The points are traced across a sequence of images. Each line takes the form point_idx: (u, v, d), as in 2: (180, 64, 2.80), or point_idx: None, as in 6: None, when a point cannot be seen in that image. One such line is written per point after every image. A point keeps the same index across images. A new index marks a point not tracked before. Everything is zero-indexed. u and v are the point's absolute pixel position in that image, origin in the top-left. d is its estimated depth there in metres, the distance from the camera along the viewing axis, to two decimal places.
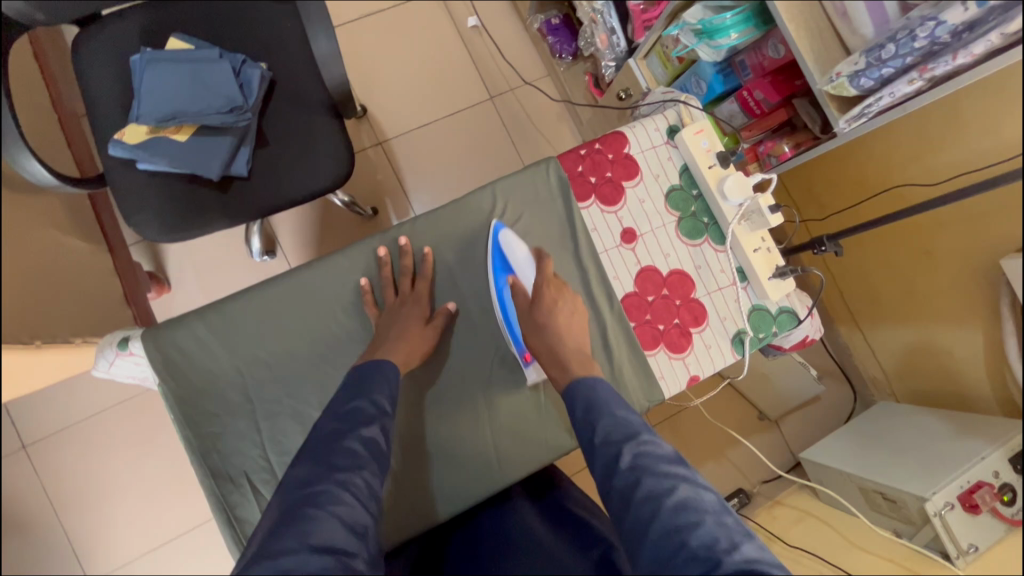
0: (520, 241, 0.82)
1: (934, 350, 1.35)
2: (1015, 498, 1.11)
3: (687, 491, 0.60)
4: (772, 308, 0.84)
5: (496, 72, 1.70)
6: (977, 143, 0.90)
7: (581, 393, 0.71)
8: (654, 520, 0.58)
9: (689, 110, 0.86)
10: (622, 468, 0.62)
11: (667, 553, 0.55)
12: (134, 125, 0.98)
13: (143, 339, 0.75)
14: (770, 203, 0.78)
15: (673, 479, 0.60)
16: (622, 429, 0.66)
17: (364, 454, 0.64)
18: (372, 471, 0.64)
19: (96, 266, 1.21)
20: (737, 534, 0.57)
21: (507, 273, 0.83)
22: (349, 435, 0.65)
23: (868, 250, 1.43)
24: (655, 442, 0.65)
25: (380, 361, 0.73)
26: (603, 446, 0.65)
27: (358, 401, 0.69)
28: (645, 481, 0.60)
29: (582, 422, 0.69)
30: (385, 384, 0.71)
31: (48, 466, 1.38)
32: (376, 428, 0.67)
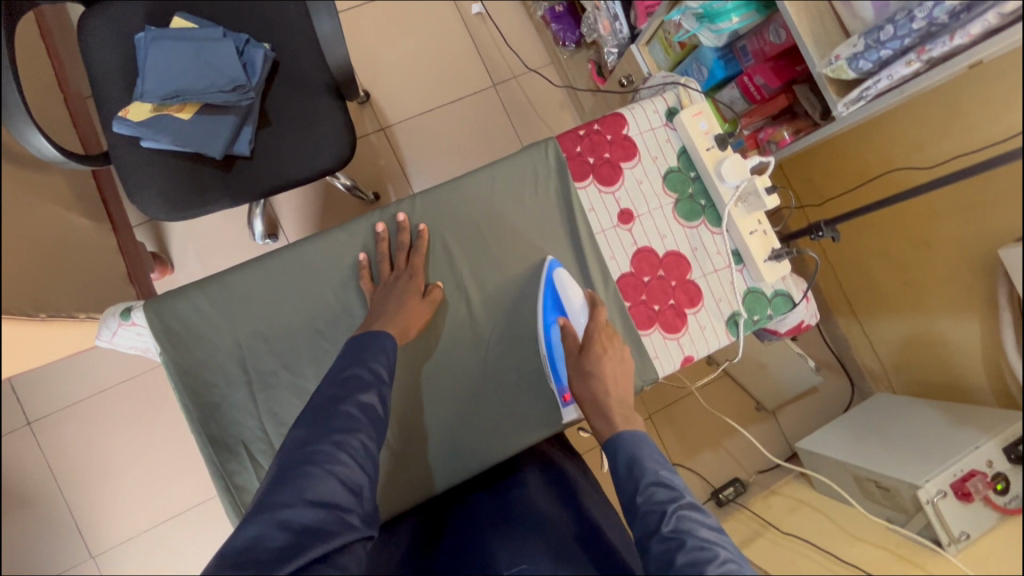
0: (575, 284, 0.81)
1: (932, 340, 1.37)
2: (1008, 487, 1.11)
3: (729, 556, 0.57)
4: (768, 291, 0.85)
5: (500, 59, 1.70)
6: (978, 129, 0.90)
7: (622, 450, 0.69)
8: None
9: (688, 92, 0.87)
10: (663, 531, 0.60)
11: None
12: (138, 103, 0.99)
13: (145, 309, 0.76)
14: (767, 185, 0.79)
15: (713, 547, 0.58)
16: (665, 490, 0.64)
17: (360, 418, 0.66)
18: (370, 434, 0.66)
19: (100, 245, 1.22)
20: None
21: (558, 313, 0.83)
22: (348, 399, 0.67)
23: (867, 240, 1.45)
24: (698, 510, 0.63)
25: (376, 332, 0.74)
26: (647, 507, 0.63)
27: (356, 368, 0.70)
28: (688, 547, 0.58)
29: (625, 479, 0.67)
30: (383, 354, 0.72)
31: (52, 443, 1.40)
32: (372, 394, 0.69)
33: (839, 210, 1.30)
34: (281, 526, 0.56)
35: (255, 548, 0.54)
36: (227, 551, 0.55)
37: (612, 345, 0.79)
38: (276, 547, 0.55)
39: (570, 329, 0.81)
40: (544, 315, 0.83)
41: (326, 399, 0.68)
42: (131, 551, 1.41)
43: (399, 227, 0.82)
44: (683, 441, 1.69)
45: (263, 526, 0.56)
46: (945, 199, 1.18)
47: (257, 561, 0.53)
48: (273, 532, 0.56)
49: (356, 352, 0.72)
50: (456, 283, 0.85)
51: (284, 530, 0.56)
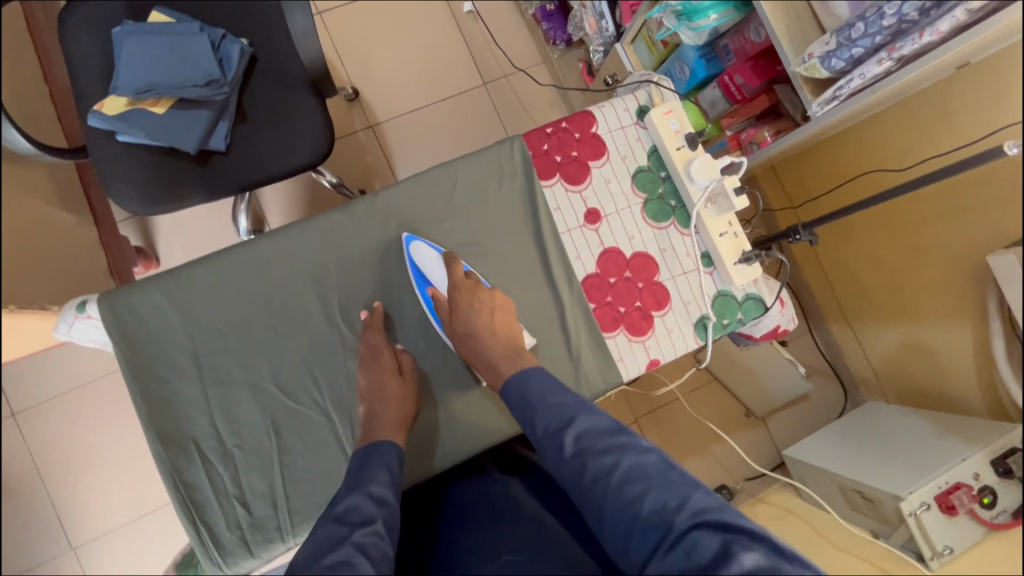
0: (429, 249, 0.80)
1: (923, 349, 1.35)
2: (996, 501, 1.08)
3: (628, 458, 0.62)
4: (738, 295, 0.83)
5: (491, 58, 1.69)
6: (965, 129, 0.89)
7: (513, 399, 0.72)
8: (607, 498, 0.60)
9: (660, 90, 0.86)
10: (568, 457, 0.64)
11: (625, 525, 0.58)
12: (113, 97, 0.99)
13: (100, 302, 0.75)
14: (736, 186, 0.78)
15: (613, 454, 0.62)
16: (559, 420, 0.67)
17: (362, 554, 0.58)
18: (371, 572, 0.56)
19: (82, 238, 1.23)
20: (685, 486, 0.59)
21: (427, 285, 0.80)
22: (344, 537, 0.59)
23: (859, 244, 1.42)
24: (593, 420, 0.67)
25: (377, 446, 0.72)
26: (546, 441, 0.67)
27: (354, 498, 0.65)
28: (589, 465, 0.62)
29: (524, 421, 0.70)
30: (384, 473, 0.68)
31: (35, 435, 1.41)
32: (374, 521, 0.62)
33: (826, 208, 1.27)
34: None
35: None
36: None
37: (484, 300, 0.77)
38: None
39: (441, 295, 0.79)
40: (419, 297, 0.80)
41: (323, 539, 0.60)
42: (111, 543, 1.41)
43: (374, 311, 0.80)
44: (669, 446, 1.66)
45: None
46: (938, 203, 1.16)
47: None
48: None
49: (355, 479, 0.68)
50: None
51: None
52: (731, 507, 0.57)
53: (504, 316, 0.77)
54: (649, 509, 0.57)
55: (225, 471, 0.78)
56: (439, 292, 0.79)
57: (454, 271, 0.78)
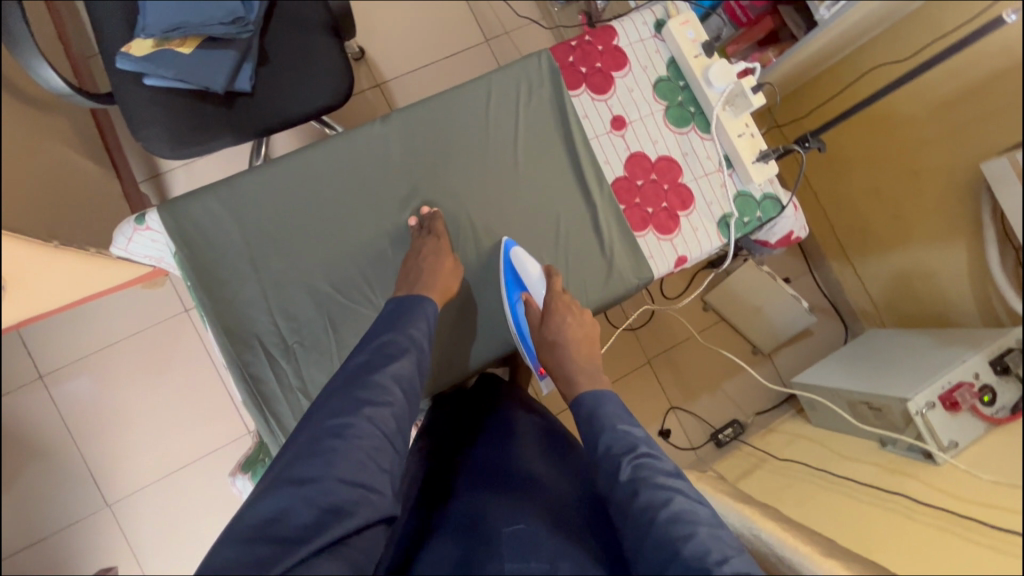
0: (532, 258, 0.86)
1: (923, 274, 1.41)
2: (995, 398, 1.13)
3: (682, 502, 0.63)
4: (757, 195, 0.91)
5: (491, 15, 1.70)
6: (963, 21, 0.97)
7: (583, 410, 0.76)
8: (651, 528, 0.60)
9: (675, 4, 0.93)
10: (622, 480, 0.66)
11: (661, 561, 0.58)
12: (140, 38, 1.01)
13: (160, 212, 0.79)
14: (753, 86, 0.84)
15: (668, 490, 0.64)
16: (623, 442, 0.70)
17: (395, 391, 0.69)
18: (400, 408, 0.69)
19: (107, 192, 1.25)
20: (728, 548, 0.59)
21: (519, 289, 0.87)
22: (381, 370, 0.70)
23: (855, 180, 1.49)
24: (653, 455, 0.69)
25: (419, 298, 0.78)
26: (605, 459, 0.69)
27: (394, 334, 0.74)
28: (642, 493, 0.64)
29: (588, 437, 0.74)
30: (421, 320, 0.76)
31: (64, 395, 1.43)
32: (406, 360, 0.72)
33: (816, 124, 1.34)
34: (308, 503, 0.57)
35: (280, 519, 0.55)
36: (246, 525, 0.55)
37: (576, 315, 0.84)
38: (302, 521, 0.55)
39: (534, 303, 0.86)
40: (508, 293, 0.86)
41: (359, 367, 0.71)
42: (144, 499, 1.44)
43: (431, 216, 0.85)
44: (682, 385, 1.71)
45: (288, 499, 0.57)
46: (932, 124, 1.22)
47: (281, 537, 0.54)
48: (298, 507, 0.56)
49: (394, 319, 0.76)
50: (453, 196, 0.87)
51: (310, 506, 0.57)
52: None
53: (588, 331, 0.84)
54: (691, 554, 0.57)
55: (288, 364, 0.84)
56: (532, 298, 0.86)
57: (552, 285, 0.85)
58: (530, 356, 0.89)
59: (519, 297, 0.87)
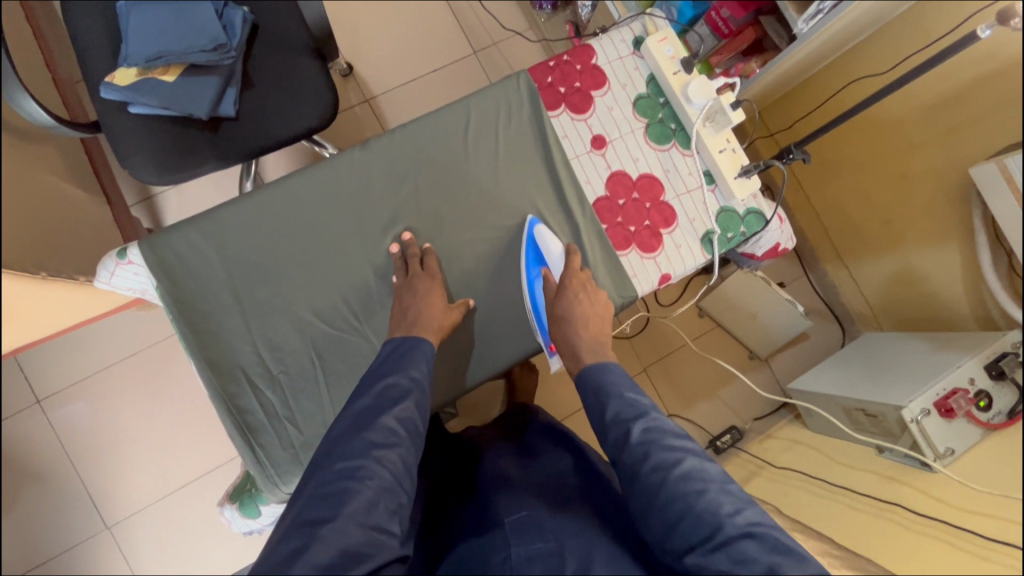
0: (555, 236, 0.89)
1: (916, 277, 1.39)
2: (991, 403, 1.10)
3: (692, 460, 0.68)
4: (740, 210, 0.93)
5: (479, 27, 1.70)
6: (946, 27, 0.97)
7: (588, 382, 0.79)
8: (663, 486, 0.66)
9: (653, 21, 0.97)
10: (633, 442, 0.70)
11: (676, 515, 0.64)
12: (123, 67, 1.01)
13: (140, 246, 0.80)
14: (731, 102, 0.87)
15: (679, 451, 0.68)
16: (633, 409, 0.74)
17: (400, 432, 0.71)
18: (407, 449, 0.71)
19: (97, 217, 1.25)
20: (739, 500, 0.65)
21: (540, 265, 0.90)
22: (387, 412, 0.72)
23: (845, 186, 1.47)
24: (661, 419, 0.73)
25: (418, 338, 0.80)
26: (614, 425, 0.73)
27: (395, 377, 0.76)
28: (654, 454, 0.68)
29: (595, 404, 0.77)
30: (422, 361, 0.78)
31: (61, 419, 1.43)
32: (409, 402, 0.74)
33: (806, 132, 1.32)
34: (325, 542, 0.59)
35: (300, 558, 0.57)
36: (270, 566, 0.58)
37: (590, 292, 0.86)
38: (319, 563, 0.57)
39: (552, 278, 0.88)
40: (527, 267, 0.89)
41: (363, 410, 0.73)
42: (143, 521, 1.44)
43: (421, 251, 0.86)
44: (679, 392, 1.70)
45: (305, 539, 0.59)
46: (921, 129, 1.21)
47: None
48: (316, 547, 0.58)
49: (395, 361, 0.78)
50: (435, 221, 0.88)
51: (329, 546, 0.58)
52: (778, 526, 0.63)
53: (599, 312, 0.85)
54: (704, 507, 0.63)
55: (273, 394, 0.85)
56: (551, 275, 0.89)
57: (571, 261, 0.87)
58: (542, 331, 0.88)
59: (539, 273, 0.90)
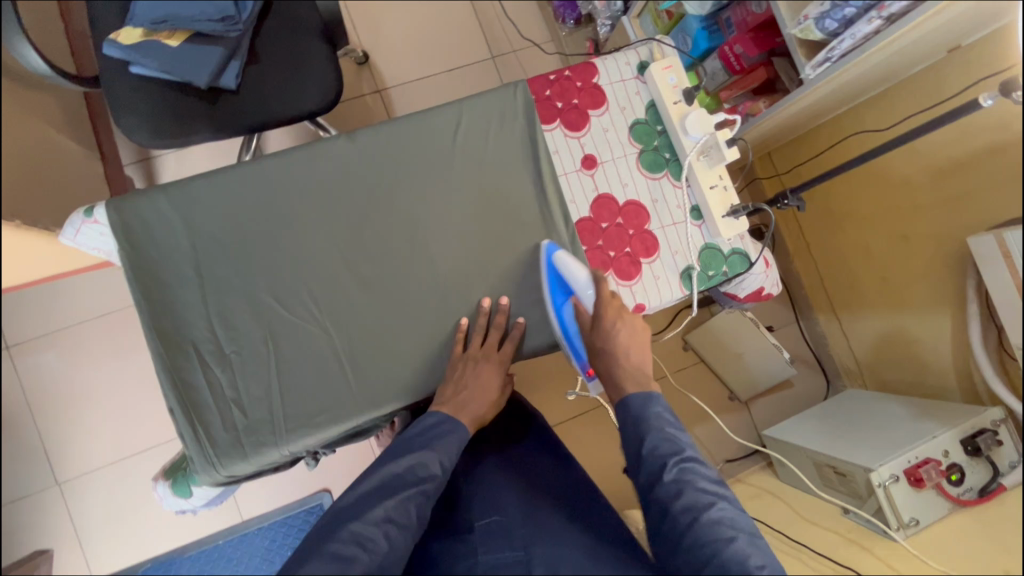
0: (576, 263, 0.84)
1: (907, 339, 1.35)
2: (963, 477, 1.10)
3: (723, 507, 0.70)
4: (725, 249, 0.93)
5: (500, 33, 1.70)
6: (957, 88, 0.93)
7: (630, 412, 0.79)
8: (692, 527, 0.68)
9: (661, 48, 0.97)
10: (666, 480, 0.72)
11: (702, 559, 0.66)
12: (128, 27, 1.01)
13: (108, 207, 0.81)
14: (727, 139, 0.87)
15: (711, 497, 0.70)
16: (670, 445, 0.75)
17: (413, 513, 0.73)
18: (414, 530, 0.73)
19: (87, 173, 1.24)
20: (764, 552, 0.67)
21: (567, 291, 0.88)
22: (408, 489, 0.74)
23: (845, 239, 1.45)
24: (700, 461, 0.74)
25: (458, 424, 0.83)
26: (651, 458, 0.74)
27: (427, 452, 0.79)
28: (687, 494, 0.70)
29: (632, 435, 0.78)
30: (454, 446, 0.81)
31: (26, 369, 1.42)
32: (430, 485, 0.76)
33: (811, 177, 1.31)
34: None
35: None
36: None
37: (625, 319, 0.83)
38: None
39: (581, 307, 0.85)
40: (554, 297, 0.88)
41: (389, 478, 0.75)
42: (93, 483, 1.42)
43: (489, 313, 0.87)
44: None
45: None
46: (925, 188, 1.15)
47: None
48: None
49: (431, 438, 0.81)
50: (416, 221, 0.88)
51: None
52: None
53: (639, 337, 0.83)
54: (732, 555, 0.65)
55: (221, 373, 0.84)
56: (580, 303, 0.86)
57: (598, 288, 0.83)
58: (576, 356, 0.89)
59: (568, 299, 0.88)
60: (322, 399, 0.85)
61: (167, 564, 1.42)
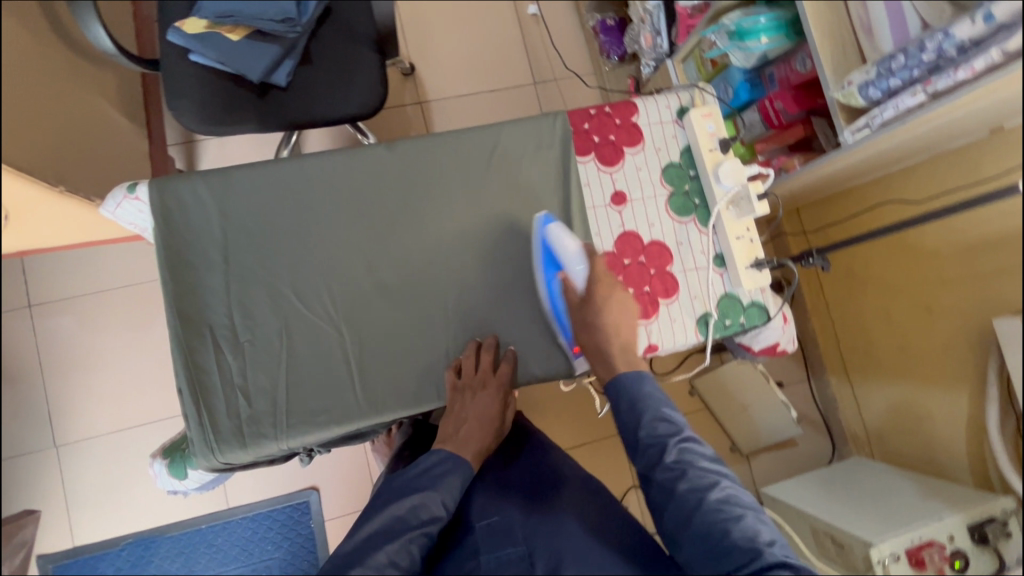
0: (570, 237, 0.87)
1: (918, 413, 1.32)
2: (966, 566, 1.06)
3: (728, 486, 0.72)
4: (744, 300, 0.93)
5: (545, 61, 1.74)
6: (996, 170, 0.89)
7: (625, 393, 0.80)
8: (699, 507, 0.70)
9: (702, 95, 0.98)
10: (668, 461, 0.74)
11: (713, 536, 0.68)
12: (195, 18, 1.08)
13: (151, 186, 0.84)
14: (758, 192, 0.88)
15: (713, 476, 0.72)
16: (669, 426, 0.77)
17: (416, 557, 0.74)
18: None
19: (132, 149, 1.29)
20: (771, 529, 0.69)
21: (557, 268, 0.89)
22: (411, 532, 0.75)
23: (865, 303, 1.41)
24: (699, 443, 0.77)
25: (461, 461, 0.84)
26: (650, 443, 0.76)
27: (430, 491, 0.80)
28: (689, 474, 0.72)
29: (630, 419, 0.79)
30: (458, 485, 0.82)
31: (44, 329, 1.45)
32: (433, 527, 0.77)
33: (838, 238, 1.31)
34: None
35: None
36: None
37: (616, 294, 0.86)
38: None
39: (571, 282, 0.87)
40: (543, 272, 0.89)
41: (392, 520, 0.76)
42: (89, 450, 1.44)
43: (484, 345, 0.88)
44: None
45: None
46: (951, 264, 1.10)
47: None
48: None
49: (434, 477, 0.81)
50: (442, 234, 0.89)
51: None
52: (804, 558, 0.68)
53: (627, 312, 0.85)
54: (741, 532, 0.67)
55: (233, 361, 0.85)
56: (570, 277, 0.87)
57: (592, 263, 0.86)
58: (565, 335, 0.89)
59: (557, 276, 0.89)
60: (327, 398, 0.86)
61: (148, 541, 1.42)
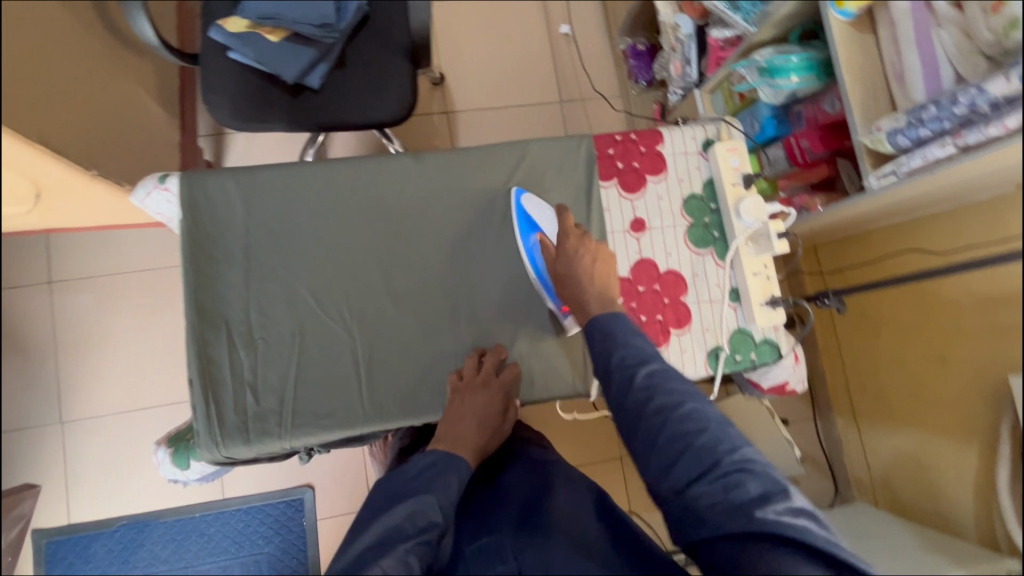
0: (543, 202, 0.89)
1: (925, 464, 1.28)
2: None
3: (694, 403, 0.65)
4: (757, 336, 0.93)
5: (573, 80, 1.76)
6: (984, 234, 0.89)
7: (596, 327, 0.74)
8: (664, 429, 0.63)
9: (729, 129, 0.98)
10: (635, 388, 0.67)
11: (677, 453, 0.62)
12: (238, 18, 1.10)
13: (182, 178, 0.86)
14: (778, 231, 0.87)
15: (682, 394, 0.65)
16: (635, 354, 0.70)
17: (416, 565, 0.67)
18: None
19: (164, 137, 1.32)
20: (737, 435, 0.63)
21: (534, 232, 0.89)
22: (407, 541, 0.69)
23: (876, 346, 1.40)
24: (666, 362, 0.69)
25: (457, 458, 0.81)
26: (618, 368, 0.69)
27: (425, 494, 0.75)
28: (657, 397, 0.65)
29: (599, 351, 0.72)
30: (453, 488, 0.77)
31: (62, 304, 1.48)
32: (430, 534, 0.71)
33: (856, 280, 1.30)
34: None
35: None
36: None
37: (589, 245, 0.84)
38: None
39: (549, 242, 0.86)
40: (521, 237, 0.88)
41: (387, 529, 0.70)
42: (94, 428, 1.45)
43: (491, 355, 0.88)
44: None
45: None
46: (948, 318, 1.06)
47: None
48: None
49: (428, 481, 0.77)
50: (460, 247, 0.90)
51: None
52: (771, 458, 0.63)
53: (604, 260, 0.83)
54: (703, 444, 0.62)
55: (246, 357, 0.86)
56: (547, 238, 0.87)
57: (564, 219, 0.87)
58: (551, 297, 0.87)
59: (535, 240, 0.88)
60: (334, 401, 0.86)
61: (141, 524, 1.43)
